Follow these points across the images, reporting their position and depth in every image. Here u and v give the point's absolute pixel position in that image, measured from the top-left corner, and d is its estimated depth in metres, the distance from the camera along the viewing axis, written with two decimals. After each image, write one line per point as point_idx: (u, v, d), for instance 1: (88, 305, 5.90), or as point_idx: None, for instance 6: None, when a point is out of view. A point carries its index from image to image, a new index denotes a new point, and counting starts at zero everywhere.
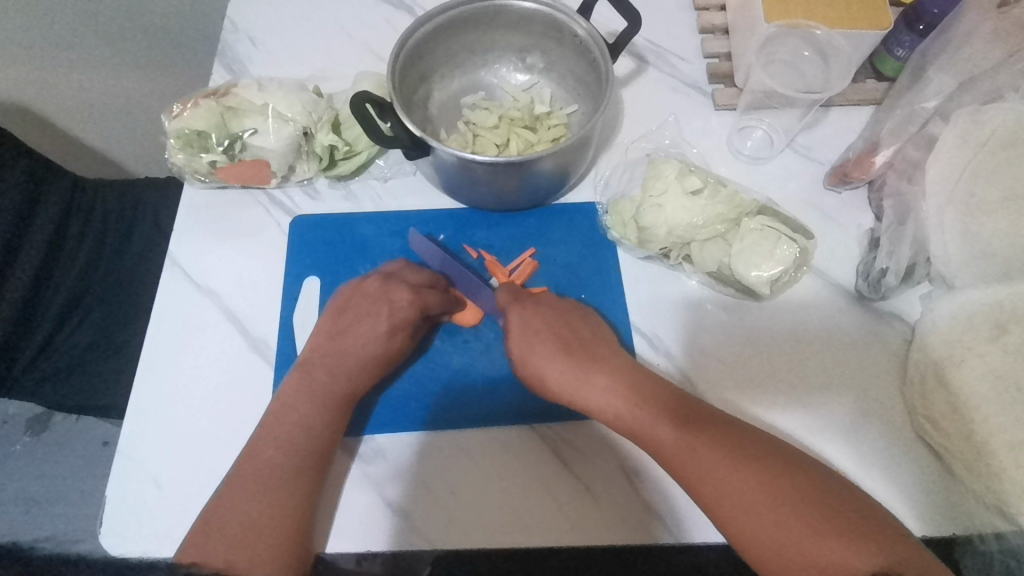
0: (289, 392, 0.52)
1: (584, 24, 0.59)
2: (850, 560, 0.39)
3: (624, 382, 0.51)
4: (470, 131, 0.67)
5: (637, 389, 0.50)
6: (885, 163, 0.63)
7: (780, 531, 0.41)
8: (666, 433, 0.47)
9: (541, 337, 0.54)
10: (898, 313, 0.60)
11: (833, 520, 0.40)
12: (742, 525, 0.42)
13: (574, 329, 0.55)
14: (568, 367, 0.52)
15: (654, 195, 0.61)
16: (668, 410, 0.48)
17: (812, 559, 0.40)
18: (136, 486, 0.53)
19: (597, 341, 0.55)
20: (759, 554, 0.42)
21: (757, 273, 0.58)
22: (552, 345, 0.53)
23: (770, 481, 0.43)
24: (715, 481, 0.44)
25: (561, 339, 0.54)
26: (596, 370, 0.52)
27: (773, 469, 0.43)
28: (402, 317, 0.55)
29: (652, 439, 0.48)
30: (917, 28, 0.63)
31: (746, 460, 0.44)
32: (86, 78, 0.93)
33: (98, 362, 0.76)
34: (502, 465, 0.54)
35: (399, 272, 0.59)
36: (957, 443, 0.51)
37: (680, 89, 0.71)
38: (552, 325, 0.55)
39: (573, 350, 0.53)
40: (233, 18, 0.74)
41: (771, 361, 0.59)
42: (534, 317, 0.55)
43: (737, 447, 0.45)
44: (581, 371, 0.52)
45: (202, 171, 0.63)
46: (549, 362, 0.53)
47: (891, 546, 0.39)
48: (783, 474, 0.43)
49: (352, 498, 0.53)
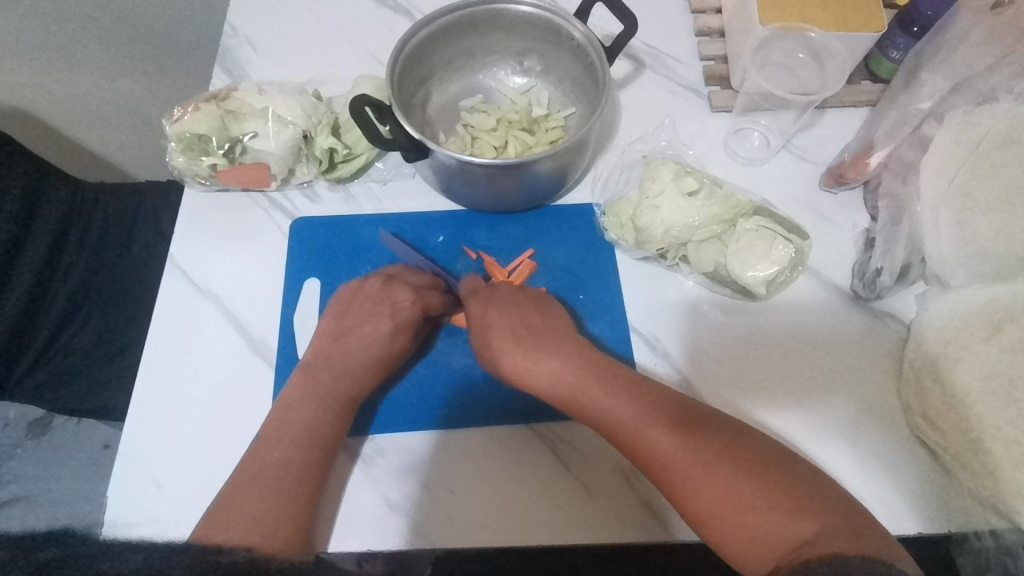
0: (294, 394, 0.53)
1: (581, 27, 0.60)
2: (785, 531, 0.39)
3: (576, 368, 0.51)
4: (469, 133, 0.68)
5: (588, 374, 0.50)
6: (880, 164, 0.63)
7: (724, 505, 0.42)
8: (619, 417, 0.48)
9: (495, 326, 0.54)
10: (893, 312, 0.61)
11: (778, 493, 0.41)
12: (693, 504, 0.43)
13: (525, 315, 0.55)
14: (520, 352, 0.52)
15: (651, 197, 0.62)
16: (619, 395, 0.48)
17: (753, 531, 0.40)
18: (137, 486, 0.53)
19: (548, 327, 0.54)
20: (707, 528, 0.42)
21: (754, 273, 0.59)
22: (504, 333, 0.53)
23: (717, 459, 0.43)
24: (666, 462, 0.45)
25: (514, 326, 0.54)
26: (547, 355, 0.51)
27: (719, 448, 0.44)
28: (405, 317, 0.56)
29: (607, 424, 0.48)
30: (912, 30, 0.64)
31: (693, 441, 0.44)
32: (88, 82, 0.94)
33: (99, 364, 0.76)
34: (500, 466, 0.54)
35: (400, 274, 0.60)
36: (953, 441, 0.52)
37: (677, 91, 0.72)
38: (506, 314, 0.54)
39: (524, 335, 0.53)
40: (233, 22, 0.74)
41: (768, 360, 0.59)
42: (487, 309, 0.55)
43: (685, 429, 0.45)
44: (533, 356, 0.51)
45: (203, 174, 0.64)
46: (500, 350, 0.52)
47: (831, 515, 0.40)
48: (731, 453, 0.44)
49: (353, 499, 0.53)
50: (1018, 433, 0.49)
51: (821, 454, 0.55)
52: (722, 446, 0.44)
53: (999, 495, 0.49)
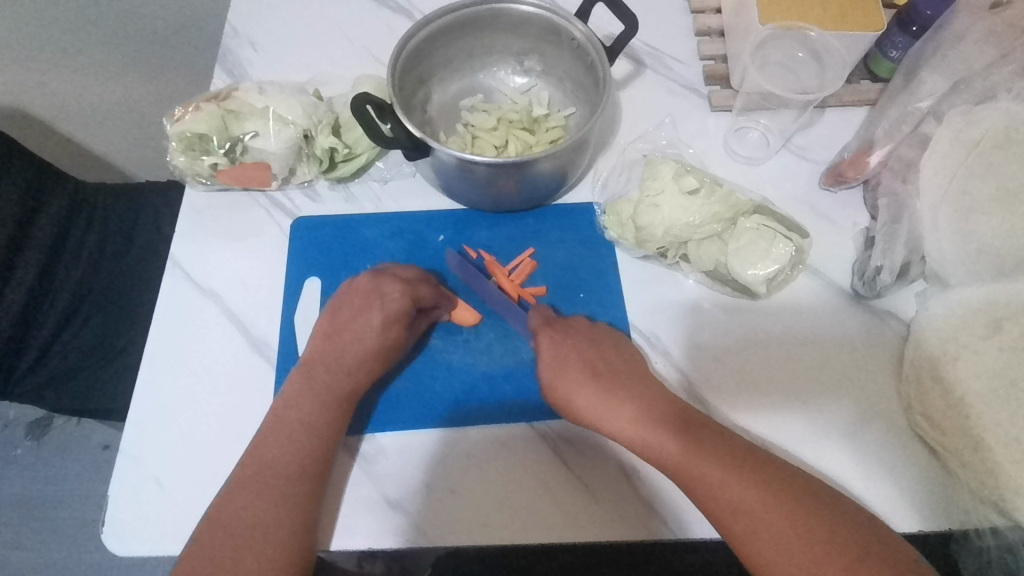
0: (291, 391, 0.53)
1: (581, 27, 0.60)
2: None
3: (654, 412, 0.51)
4: (470, 133, 0.68)
5: (667, 420, 0.50)
6: (880, 163, 0.63)
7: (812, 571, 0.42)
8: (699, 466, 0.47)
9: (572, 366, 0.54)
10: (893, 311, 0.61)
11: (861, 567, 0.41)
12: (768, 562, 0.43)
13: (603, 353, 0.55)
14: (598, 393, 0.52)
15: (651, 195, 0.62)
16: (701, 444, 0.48)
17: None
18: (137, 485, 0.53)
19: (625, 367, 0.54)
20: None
21: (753, 272, 0.59)
22: (582, 373, 0.54)
23: (803, 524, 0.43)
24: (746, 517, 0.44)
25: (591, 365, 0.54)
26: (626, 397, 0.52)
27: (806, 511, 0.44)
28: (395, 308, 0.55)
29: (683, 471, 0.48)
30: (912, 30, 0.64)
31: (774, 497, 0.45)
32: (88, 83, 0.94)
33: (99, 365, 0.76)
34: (501, 464, 0.54)
35: (390, 268, 0.59)
36: (953, 439, 0.52)
37: (677, 91, 0.72)
38: (583, 354, 0.55)
39: (603, 376, 0.53)
40: (234, 23, 0.74)
41: (768, 359, 0.59)
42: (565, 345, 0.55)
43: (769, 486, 0.45)
44: (611, 397, 0.52)
45: (203, 174, 0.64)
46: (578, 390, 0.53)
47: None
48: (818, 519, 0.43)
49: (353, 497, 0.53)
50: (1015, 432, 0.49)
51: (822, 453, 0.55)
52: (807, 510, 0.44)
53: (1000, 492, 0.49)
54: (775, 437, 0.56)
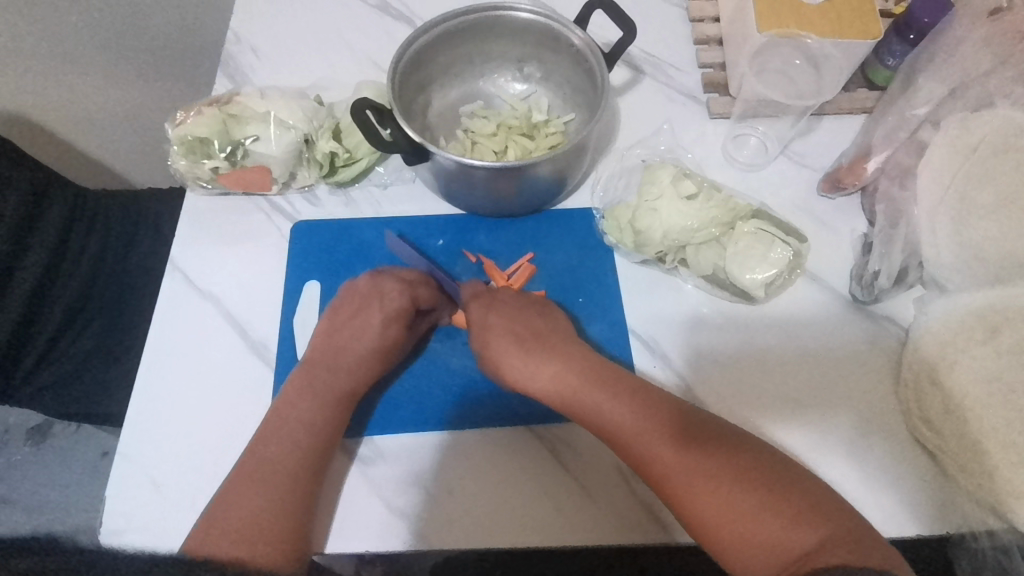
0: (292, 391, 0.53)
1: (581, 34, 0.60)
2: (785, 539, 0.40)
3: (577, 373, 0.51)
4: (469, 138, 0.68)
5: (588, 381, 0.50)
6: (878, 169, 0.63)
7: (725, 513, 0.42)
8: (617, 424, 0.48)
9: (500, 333, 0.54)
10: (891, 315, 0.61)
11: (780, 507, 0.41)
12: (693, 507, 0.43)
13: (528, 319, 0.55)
14: (523, 358, 0.53)
15: (649, 200, 0.62)
16: (618, 403, 0.48)
17: (754, 538, 0.41)
18: (136, 488, 0.53)
19: (551, 332, 0.55)
20: (710, 535, 0.42)
21: (751, 275, 0.59)
22: (508, 339, 0.54)
23: (720, 470, 0.43)
24: (664, 467, 0.45)
25: (517, 332, 0.54)
26: (549, 361, 0.52)
27: (717, 455, 0.44)
28: (394, 306, 0.56)
29: (606, 429, 0.48)
30: (908, 37, 0.65)
31: (687, 446, 0.45)
32: (92, 88, 0.95)
33: (100, 370, 0.76)
34: (499, 466, 0.54)
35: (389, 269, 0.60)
36: (951, 443, 0.52)
37: (675, 98, 0.73)
38: (509, 322, 0.55)
39: (528, 341, 0.53)
40: (236, 30, 0.75)
41: (765, 363, 0.59)
42: (490, 315, 0.56)
43: (685, 437, 0.46)
44: (535, 361, 0.52)
45: (205, 178, 0.64)
46: (505, 356, 0.53)
47: (831, 523, 0.40)
48: (737, 465, 0.44)
49: (351, 500, 0.53)
50: (1015, 435, 0.50)
51: (822, 455, 0.55)
52: (725, 457, 0.44)
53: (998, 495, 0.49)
54: (774, 441, 0.56)
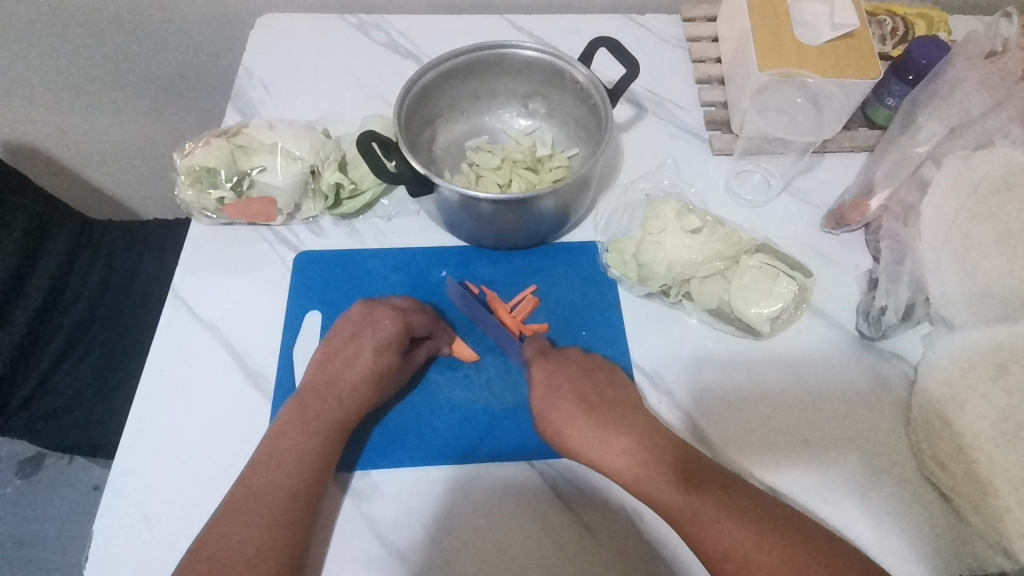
0: (283, 421, 0.52)
1: (585, 71, 0.62)
2: None
3: (642, 442, 0.50)
4: (474, 172, 0.69)
5: (654, 453, 0.49)
6: (881, 207, 0.64)
7: None
8: (674, 499, 0.47)
9: (564, 395, 0.53)
10: (899, 353, 0.60)
11: None
12: None
13: (595, 384, 0.54)
14: (593, 425, 0.51)
15: (653, 234, 0.62)
16: (679, 479, 0.47)
17: None
18: (125, 521, 0.52)
19: (617, 398, 0.53)
20: None
21: (757, 310, 0.59)
22: (573, 402, 0.53)
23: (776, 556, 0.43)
24: (742, 556, 0.43)
25: (585, 397, 0.53)
26: (615, 429, 0.51)
27: (800, 546, 0.43)
28: (386, 333, 0.55)
29: (664, 503, 0.47)
30: (907, 78, 0.67)
31: (767, 535, 0.44)
32: (104, 121, 0.97)
33: (96, 401, 0.75)
34: (498, 503, 0.53)
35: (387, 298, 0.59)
36: (962, 482, 0.51)
37: (679, 135, 0.73)
38: (574, 385, 0.54)
39: (593, 406, 0.53)
40: (247, 66, 0.77)
41: (771, 399, 0.58)
42: (557, 375, 0.55)
43: (746, 516, 0.45)
44: (598, 427, 0.51)
45: (210, 208, 0.64)
46: (567, 418, 0.52)
47: None
48: (796, 553, 0.43)
49: (344, 535, 0.51)
50: None
51: (830, 493, 0.54)
52: (786, 544, 0.43)
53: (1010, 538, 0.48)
54: (782, 479, 0.55)
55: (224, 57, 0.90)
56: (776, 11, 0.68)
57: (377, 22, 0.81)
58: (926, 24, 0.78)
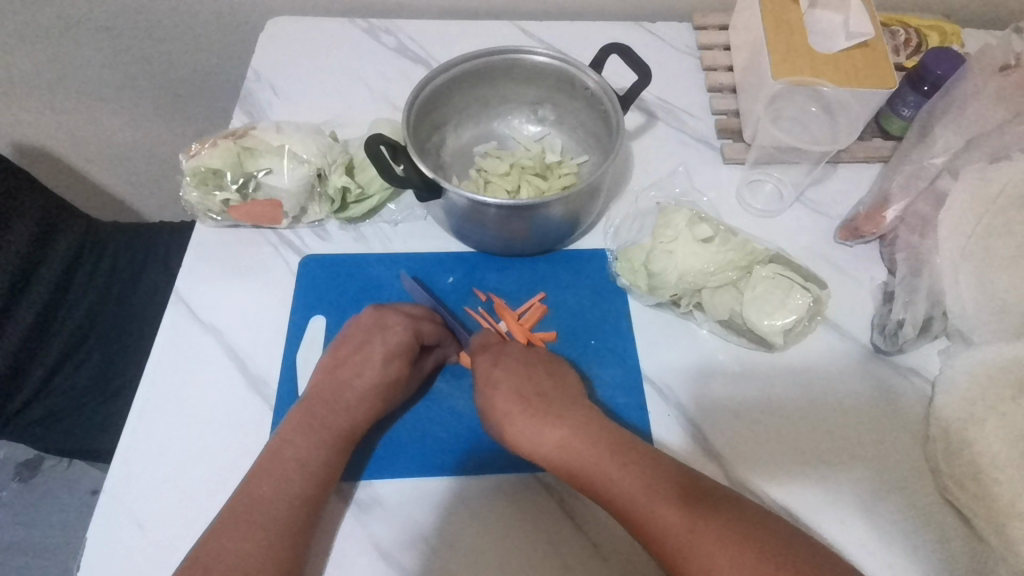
0: (287, 429, 0.51)
1: (595, 77, 0.61)
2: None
3: (581, 434, 0.49)
4: (482, 177, 0.68)
5: (596, 443, 0.48)
6: (897, 218, 0.63)
7: None
8: (627, 487, 0.45)
9: (502, 390, 0.52)
10: (916, 368, 0.58)
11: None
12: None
13: (534, 376, 0.53)
14: (528, 419, 0.50)
15: (664, 242, 0.61)
16: (627, 467, 0.46)
17: None
18: (119, 527, 0.51)
19: (556, 391, 0.52)
20: None
21: (770, 322, 0.57)
22: (512, 398, 0.52)
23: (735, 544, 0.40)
24: (673, 538, 0.42)
25: (522, 390, 0.52)
26: (554, 421, 0.50)
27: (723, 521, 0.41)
28: (397, 341, 0.54)
29: (611, 495, 0.46)
30: (923, 88, 0.66)
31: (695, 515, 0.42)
32: (113, 123, 0.97)
33: (95, 404, 0.74)
34: (503, 518, 0.52)
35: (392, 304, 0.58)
36: (982, 502, 0.50)
37: (689, 143, 0.73)
38: (514, 379, 0.53)
39: (533, 400, 0.51)
40: (256, 68, 0.76)
41: (783, 414, 0.57)
42: (497, 372, 0.54)
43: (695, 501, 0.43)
44: (539, 421, 0.50)
45: (215, 210, 0.64)
46: (508, 415, 0.51)
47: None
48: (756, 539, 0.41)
49: (345, 548, 0.50)
50: None
51: (842, 511, 0.52)
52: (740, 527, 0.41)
53: None
54: (794, 498, 0.53)
55: (231, 60, 0.90)
56: (790, 19, 0.67)
57: (387, 26, 0.80)
58: (939, 35, 0.77)
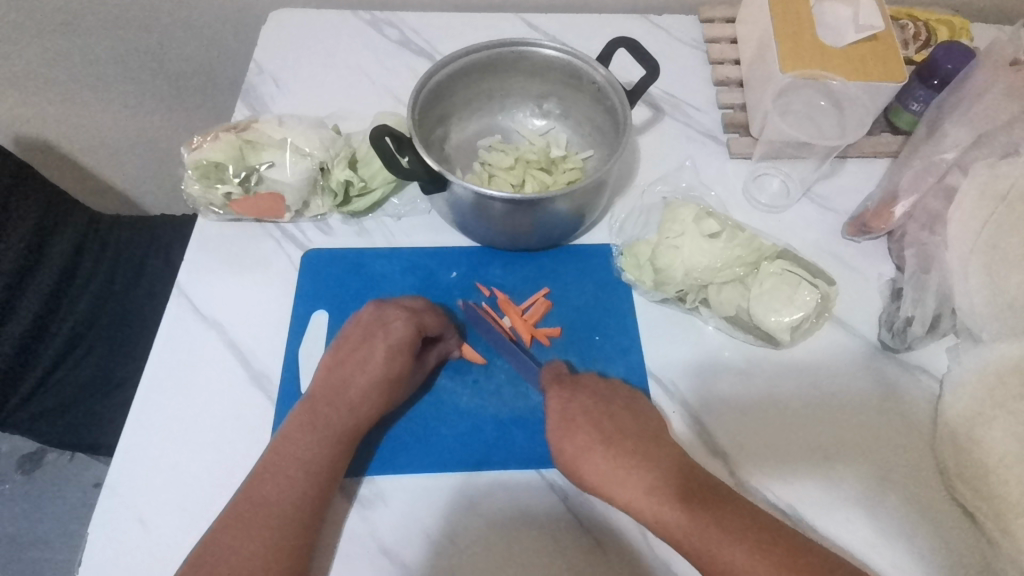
0: (289, 426, 0.50)
1: (601, 70, 0.60)
2: None
3: (666, 474, 0.47)
4: (487, 171, 0.67)
5: (687, 495, 0.46)
6: (905, 214, 0.62)
7: None
8: (720, 542, 0.44)
9: (580, 425, 0.51)
10: (923, 365, 0.58)
11: None
12: None
13: (613, 414, 0.51)
14: (611, 459, 0.48)
15: (670, 238, 0.61)
16: (716, 519, 0.45)
17: None
18: (120, 524, 0.50)
19: (634, 426, 0.51)
20: None
21: (777, 318, 0.57)
22: (595, 439, 0.50)
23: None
24: None
25: (600, 425, 0.51)
26: (640, 466, 0.48)
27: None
28: (399, 337, 0.53)
29: (696, 544, 0.44)
30: (932, 83, 0.65)
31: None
32: (113, 116, 0.96)
33: (97, 398, 0.74)
34: (507, 514, 0.51)
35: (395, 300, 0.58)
36: (990, 502, 0.49)
37: (696, 137, 0.72)
38: (594, 419, 0.51)
39: (617, 442, 0.49)
40: (258, 60, 0.75)
41: (790, 412, 0.56)
42: (575, 407, 0.52)
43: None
44: (624, 466, 0.48)
45: (217, 203, 0.63)
46: (588, 456, 0.49)
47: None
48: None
49: (347, 543, 0.50)
50: None
51: (847, 509, 0.52)
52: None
53: None
54: (803, 496, 0.53)
55: (233, 53, 0.89)
56: (798, 12, 0.66)
57: (390, 18, 0.80)
58: (948, 30, 0.76)
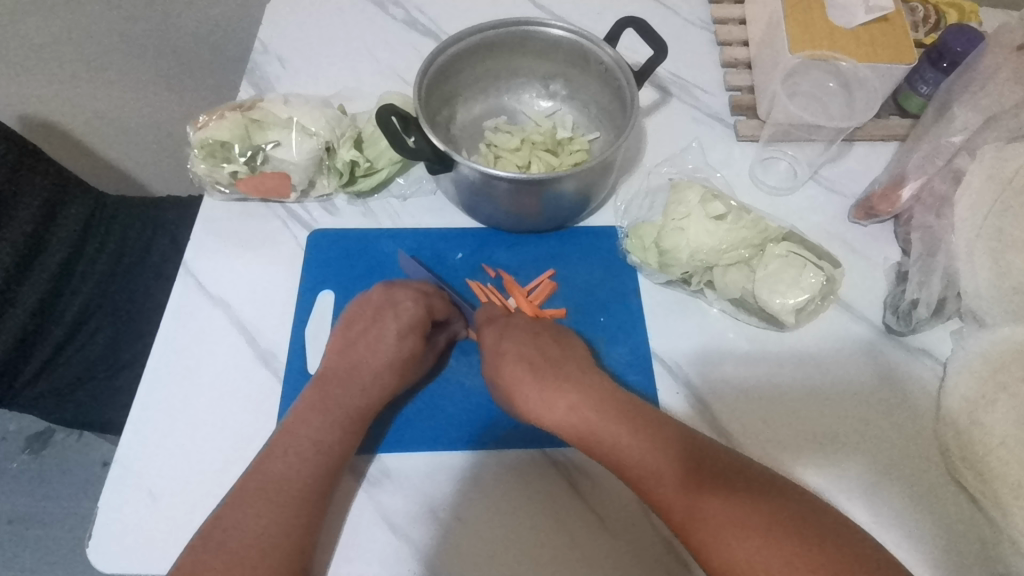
0: (301, 407, 0.51)
1: (609, 50, 0.60)
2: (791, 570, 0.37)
3: (589, 396, 0.48)
4: (492, 152, 0.67)
5: (608, 410, 0.47)
6: (912, 197, 0.62)
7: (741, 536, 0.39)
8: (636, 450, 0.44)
9: (511, 358, 0.52)
10: (928, 349, 0.58)
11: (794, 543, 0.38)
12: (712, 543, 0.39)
13: (541, 346, 0.53)
14: (537, 384, 0.50)
15: (676, 219, 0.60)
16: (636, 431, 0.45)
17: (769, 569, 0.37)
18: (134, 499, 0.51)
19: (564, 357, 0.52)
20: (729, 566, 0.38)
21: (782, 301, 0.57)
22: (526, 371, 0.51)
23: (759, 527, 0.38)
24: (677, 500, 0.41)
25: (531, 357, 0.52)
26: (563, 388, 0.49)
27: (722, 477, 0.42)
28: (410, 317, 0.54)
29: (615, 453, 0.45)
30: (942, 66, 0.65)
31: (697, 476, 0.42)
32: (118, 95, 0.96)
33: (105, 376, 0.75)
34: (512, 492, 0.52)
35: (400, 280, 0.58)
36: (992, 483, 0.50)
37: (702, 119, 0.71)
38: (522, 349, 0.52)
39: (547, 372, 0.50)
40: (263, 40, 0.75)
41: (792, 394, 0.57)
42: (506, 343, 0.53)
43: (729, 490, 0.41)
44: (548, 389, 0.49)
45: (223, 182, 0.63)
46: (517, 385, 0.50)
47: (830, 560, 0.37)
48: (788, 530, 0.38)
49: (356, 519, 0.50)
50: None
51: (846, 488, 0.53)
52: (750, 496, 0.40)
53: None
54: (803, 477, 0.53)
55: None
56: None
57: None
58: (958, 13, 0.75)
